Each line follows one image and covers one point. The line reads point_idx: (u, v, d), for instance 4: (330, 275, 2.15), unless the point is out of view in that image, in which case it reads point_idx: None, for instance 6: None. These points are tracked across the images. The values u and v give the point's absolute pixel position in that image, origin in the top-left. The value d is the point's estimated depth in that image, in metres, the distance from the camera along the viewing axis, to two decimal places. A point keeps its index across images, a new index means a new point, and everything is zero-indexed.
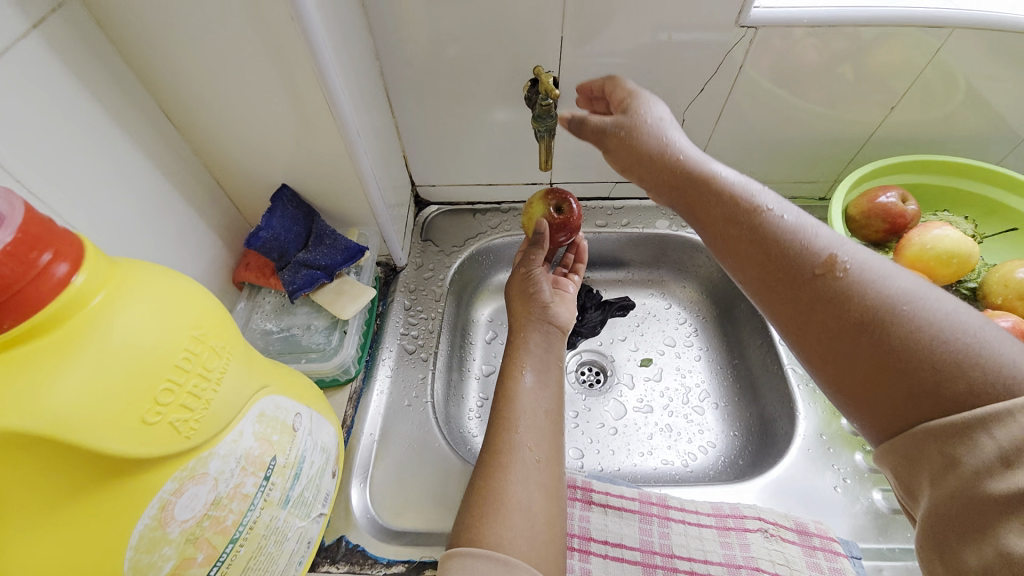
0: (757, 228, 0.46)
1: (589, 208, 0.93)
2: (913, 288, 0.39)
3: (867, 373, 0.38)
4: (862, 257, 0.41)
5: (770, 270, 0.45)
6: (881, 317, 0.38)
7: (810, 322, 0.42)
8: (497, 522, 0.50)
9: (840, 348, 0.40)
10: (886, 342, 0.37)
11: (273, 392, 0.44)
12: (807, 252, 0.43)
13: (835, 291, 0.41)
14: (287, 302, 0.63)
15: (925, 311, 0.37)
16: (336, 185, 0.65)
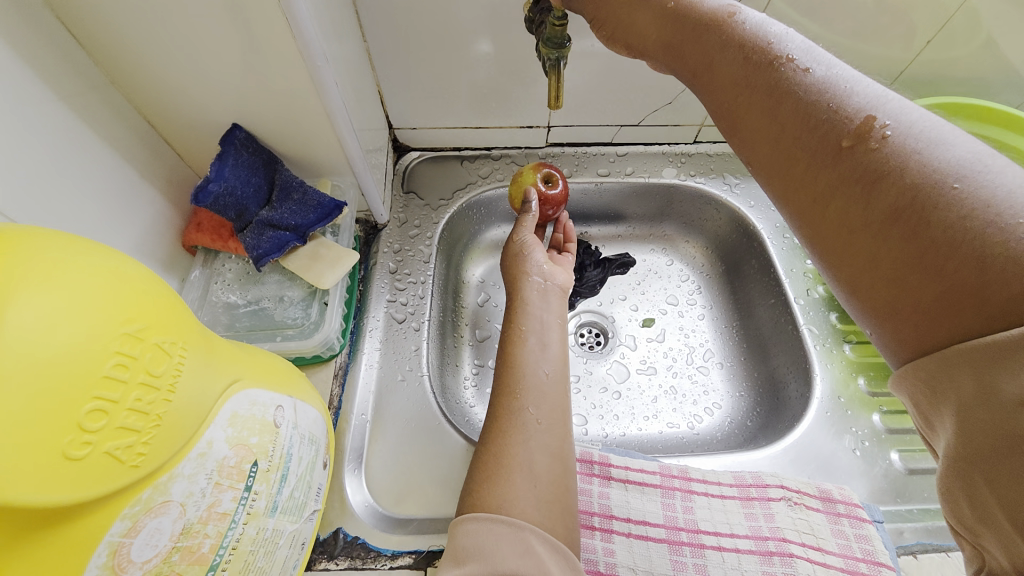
0: (780, 91, 0.35)
1: (589, 155, 0.84)
2: (974, 157, 0.28)
3: (893, 264, 0.30)
4: (911, 115, 0.31)
5: (787, 140, 0.35)
6: (918, 196, 0.29)
7: (826, 203, 0.33)
8: (503, 492, 0.46)
9: (864, 229, 0.31)
10: (924, 221, 0.28)
11: (247, 385, 0.35)
12: (838, 112, 0.32)
13: (866, 163, 0.31)
14: (253, 271, 0.53)
15: (985, 186, 0.27)
16: (301, 127, 0.53)
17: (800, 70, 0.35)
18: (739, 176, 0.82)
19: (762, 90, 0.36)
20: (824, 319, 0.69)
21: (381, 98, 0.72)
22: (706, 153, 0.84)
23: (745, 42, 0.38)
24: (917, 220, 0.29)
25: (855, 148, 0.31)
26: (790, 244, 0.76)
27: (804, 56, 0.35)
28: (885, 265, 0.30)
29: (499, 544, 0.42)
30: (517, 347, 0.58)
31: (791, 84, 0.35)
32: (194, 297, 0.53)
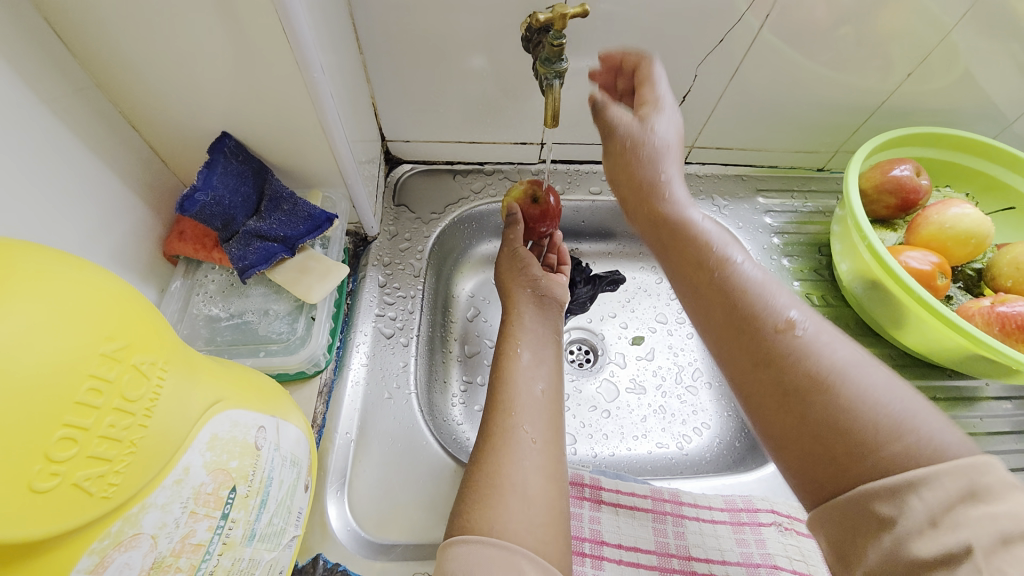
0: (736, 278, 0.42)
1: (581, 172, 0.84)
2: (854, 359, 0.36)
3: (813, 419, 0.35)
4: (844, 352, 0.36)
5: (735, 312, 0.40)
6: (807, 388, 0.35)
7: (758, 369, 0.38)
8: (496, 514, 0.45)
9: (793, 411, 0.35)
10: (844, 414, 0.34)
11: (228, 406, 0.34)
12: (753, 292, 0.41)
13: (774, 347, 0.38)
14: (237, 282, 0.51)
15: (855, 390, 0.34)
16: (294, 137, 0.52)
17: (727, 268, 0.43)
18: (727, 198, 0.84)
19: (721, 323, 0.41)
20: None
21: (375, 110, 0.71)
22: (695, 174, 0.86)
23: (696, 234, 0.46)
24: (841, 416, 0.34)
25: (792, 362, 0.37)
26: (777, 266, 0.78)
27: (737, 259, 0.43)
28: (807, 405, 0.35)
29: (491, 567, 0.41)
30: (509, 364, 0.58)
31: (748, 284, 0.41)
32: (173, 310, 0.50)
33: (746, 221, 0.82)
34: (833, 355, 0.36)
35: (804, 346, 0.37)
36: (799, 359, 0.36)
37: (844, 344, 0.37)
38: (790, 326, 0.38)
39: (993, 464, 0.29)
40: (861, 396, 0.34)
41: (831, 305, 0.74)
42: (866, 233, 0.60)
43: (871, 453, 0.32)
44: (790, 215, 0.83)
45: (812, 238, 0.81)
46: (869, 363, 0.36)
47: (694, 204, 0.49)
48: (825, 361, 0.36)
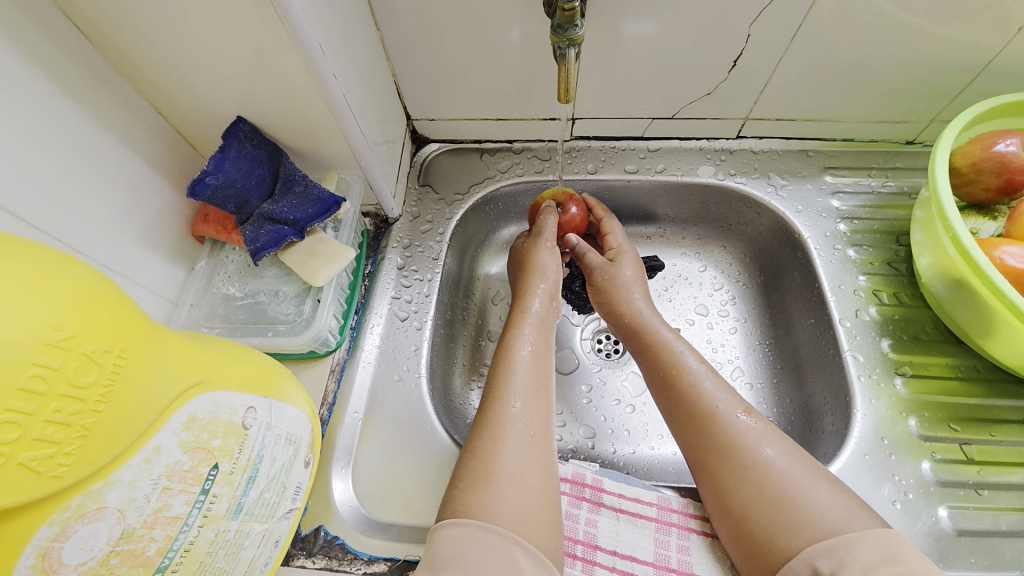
0: (695, 383, 0.51)
1: (617, 149, 0.78)
2: (803, 477, 0.43)
3: (734, 497, 0.45)
4: (778, 447, 0.45)
5: (694, 408, 0.50)
6: (766, 521, 0.42)
7: (703, 459, 0.48)
8: (490, 500, 0.43)
9: (726, 492, 0.45)
10: (770, 505, 0.42)
11: (212, 387, 0.35)
12: (722, 431, 0.47)
13: (733, 469, 0.45)
14: (251, 264, 0.53)
15: (779, 474, 0.43)
16: (304, 118, 0.53)
17: (695, 384, 0.51)
18: (787, 176, 0.74)
19: (684, 408, 0.50)
20: (874, 345, 0.60)
21: (398, 89, 0.69)
22: (750, 149, 0.75)
23: (672, 356, 0.54)
24: (772, 516, 0.42)
25: (730, 449, 0.46)
26: (842, 257, 0.67)
27: (717, 395, 0.50)
28: (734, 486, 0.45)
29: (484, 554, 0.40)
30: (510, 352, 0.56)
31: (701, 385, 0.51)
32: (195, 288, 0.55)
33: (808, 204, 0.71)
34: (765, 452, 0.45)
35: (740, 435, 0.46)
36: (732, 446, 0.46)
37: (775, 439, 0.46)
38: (733, 426, 0.47)
39: (895, 535, 0.38)
40: (785, 489, 0.42)
41: (903, 304, 0.63)
42: (951, 223, 0.51)
43: (794, 535, 0.40)
44: (864, 197, 0.71)
45: (888, 224, 0.69)
46: (798, 457, 0.45)
47: (668, 328, 0.58)
48: (791, 504, 0.42)
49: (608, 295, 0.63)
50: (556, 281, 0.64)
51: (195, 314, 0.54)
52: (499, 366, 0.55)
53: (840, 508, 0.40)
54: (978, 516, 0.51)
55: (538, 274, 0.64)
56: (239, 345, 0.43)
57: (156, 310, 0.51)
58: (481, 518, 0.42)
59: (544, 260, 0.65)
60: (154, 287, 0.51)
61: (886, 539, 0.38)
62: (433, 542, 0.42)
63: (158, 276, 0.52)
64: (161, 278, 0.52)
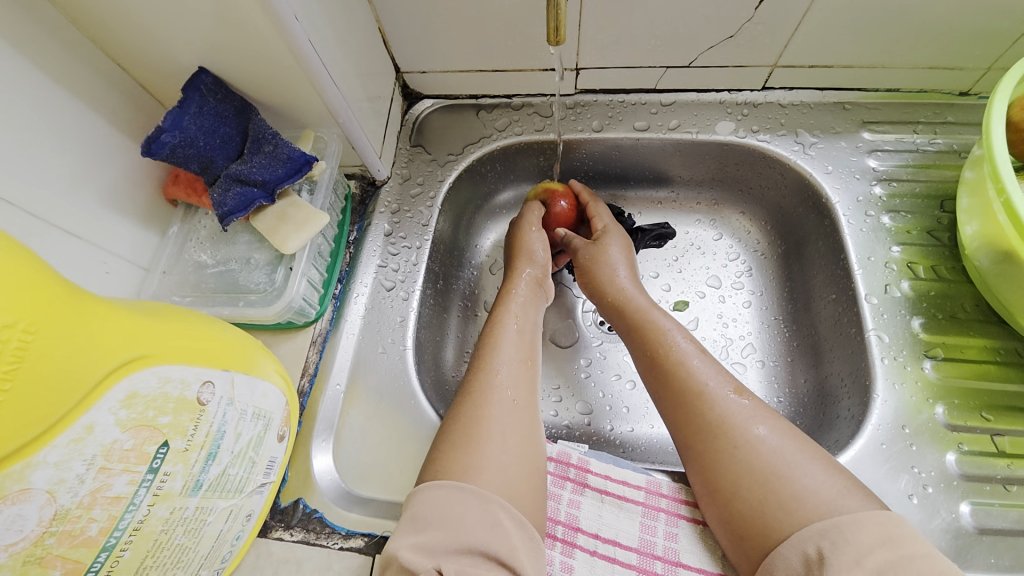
0: (683, 361, 0.47)
1: (626, 104, 0.70)
2: (794, 456, 0.39)
3: (722, 477, 0.41)
4: (771, 425, 0.41)
5: (683, 387, 0.45)
6: (759, 506, 0.38)
7: (691, 442, 0.44)
8: (474, 459, 0.42)
9: (715, 473, 0.41)
10: (761, 483, 0.39)
11: (156, 362, 0.33)
12: (708, 409, 0.43)
13: (720, 450, 0.41)
14: (222, 230, 0.50)
15: (766, 454, 0.39)
16: (273, 71, 0.48)
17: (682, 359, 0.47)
18: (819, 133, 0.65)
19: (672, 388, 0.46)
20: (904, 325, 0.54)
21: (384, 37, 0.63)
22: (777, 102, 0.67)
23: (657, 331, 0.50)
24: (763, 495, 0.38)
25: (718, 430, 0.42)
26: (874, 225, 0.60)
27: (709, 378, 0.45)
28: (723, 466, 0.41)
29: (466, 512, 0.38)
30: (497, 327, 0.53)
31: (690, 363, 0.47)
32: (168, 254, 0.53)
33: (839, 164, 0.63)
34: (757, 431, 0.41)
35: (730, 415, 0.42)
36: (720, 427, 0.42)
37: (766, 417, 0.42)
38: (722, 405, 0.43)
39: (894, 517, 0.35)
40: (778, 466, 0.39)
41: (942, 279, 0.56)
42: (1005, 185, 0.45)
43: (785, 516, 0.37)
44: (906, 156, 0.63)
45: (933, 187, 0.61)
46: (791, 435, 0.41)
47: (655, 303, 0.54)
48: (783, 487, 0.38)
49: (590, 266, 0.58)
50: (544, 266, 0.61)
51: (170, 281, 0.52)
52: (485, 339, 0.52)
53: (835, 486, 0.37)
54: (1002, 514, 0.46)
55: (524, 257, 0.61)
56: (202, 316, 0.41)
57: (128, 277, 0.50)
58: (460, 478, 0.40)
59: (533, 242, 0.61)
60: (125, 254, 0.50)
61: (885, 522, 0.34)
62: (411, 505, 0.40)
63: (129, 242, 0.50)
64: (132, 244, 0.51)
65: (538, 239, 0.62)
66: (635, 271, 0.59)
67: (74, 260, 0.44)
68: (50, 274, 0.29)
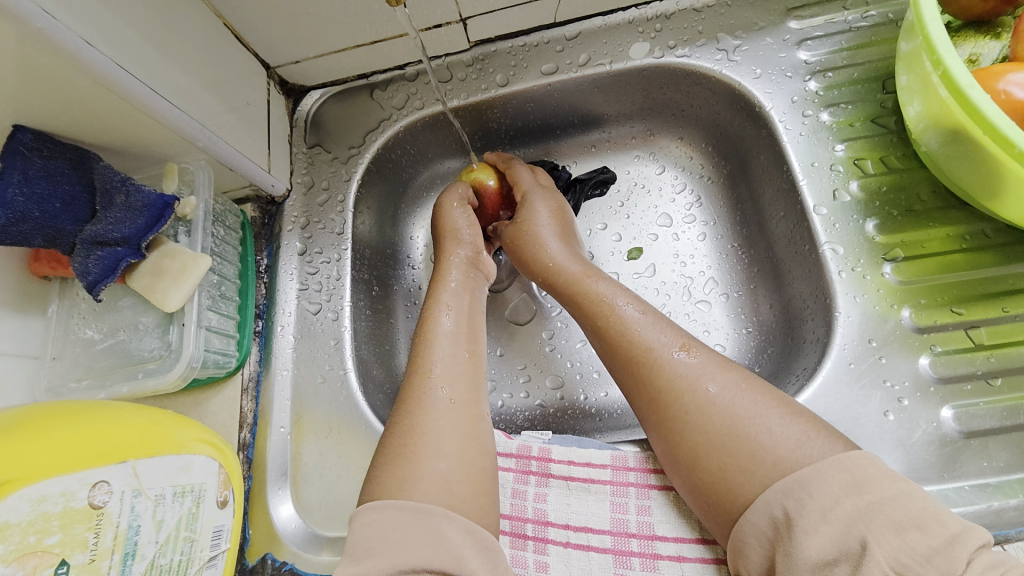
0: (627, 328, 0.43)
1: (529, 47, 0.62)
2: (752, 409, 0.36)
3: (684, 443, 0.38)
4: (723, 380, 0.38)
5: (630, 355, 0.42)
6: (725, 471, 0.35)
7: (644, 412, 0.41)
8: (407, 474, 0.38)
9: (673, 442, 0.38)
10: (717, 447, 0.36)
11: (21, 485, 0.31)
12: (662, 375, 0.40)
13: (681, 419, 0.38)
14: (98, 300, 0.45)
15: (726, 415, 0.36)
16: (94, 109, 0.41)
17: (630, 326, 0.43)
18: (742, 33, 0.58)
19: (620, 359, 0.42)
20: (858, 230, 0.50)
21: (234, 34, 0.54)
22: (692, 8, 0.60)
23: (598, 301, 0.46)
24: (722, 460, 0.36)
25: (668, 397, 0.39)
26: (815, 125, 0.54)
27: (659, 341, 0.41)
28: (679, 435, 0.38)
29: (406, 533, 0.35)
30: (428, 324, 0.47)
31: (634, 328, 0.43)
32: (56, 337, 0.48)
33: (768, 65, 0.57)
34: (707, 389, 0.38)
35: (678, 378, 0.39)
36: (668, 394, 0.39)
37: (720, 371, 0.39)
38: (670, 368, 0.40)
39: (859, 456, 0.32)
40: (733, 426, 0.36)
41: (893, 170, 0.52)
42: (940, 56, 0.39)
43: (746, 478, 0.34)
44: (839, 39, 0.56)
45: (873, 68, 0.55)
46: (743, 384, 0.38)
47: (594, 268, 0.50)
48: (747, 447, 0.35)
49: (519, 243, 0.54)
50: (474, 244, 0.54)
51: (64, 367, 0.48)
52: (417, 340, 0.46)
53: (794, 436, 0.34)
54: (989, 412, 0.44)
55: (453, 238, 0.54)
56: (98, 413, 0.38)
57: (17, 373, 0.45)
58: (398, 496, 0.37)
59: (457, 221, 0.55)
60: (6, 349, 0.45)
61: (848, 464, 0.32)
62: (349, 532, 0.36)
63: (6, 335, 0.45)
64: (11, 336, 0.46)
65: (462, 216, 0.55)
66: (568, 241, 0.53)
67: None
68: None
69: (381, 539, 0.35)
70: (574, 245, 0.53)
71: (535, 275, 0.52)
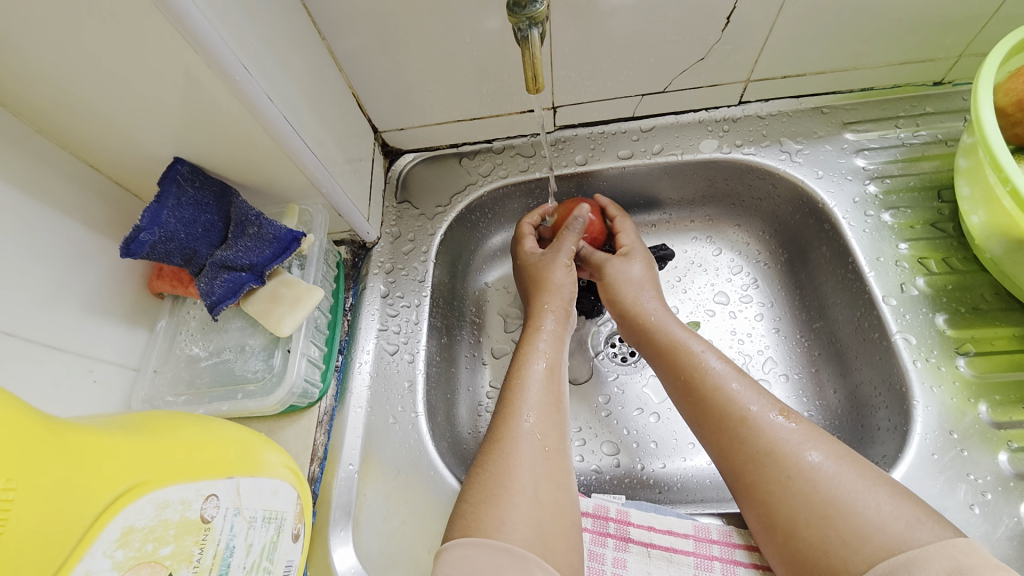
0: (721, 384, 0.45)
1: (607, 134, 0.70)
2: (852, 479, 0.37)
3: (780, 509, 0.39)
4: (825, 452, 0.39)
5: (723, 413, 0.44)
6: (826, 544, 0.36)
7: (737, 472, 0.42)
8: (503, 514, 0.39)
9: (767, 506, 0.40)
10: (820, 517, 0.37)
11: (153, 488, 0.30)
12: (758, 436, 0.41)
13: (781, 480, 0.39)
14: (212, 319, 0.50)
15: (825, 488, 0.37)
16: (248, 150, 0.47)
17: (726, 384, 0.45)
18: (802, 139, 0.65)
19: (712, 416, 0.45)
20: (928, 322, 0.54)
21: (358, 101, 0.62)
22: (756, 114, 0.67)
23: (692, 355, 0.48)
24: (824, 532, 0.36)
25: (769, 457, 0.40)
26: (877, 223, 0.59)
27: (754, 402, 0.43)
28: (778, 500, 0.39)
29: (499, 574, 0.35)
30: (524, 366, 0.50)
31: (728, 386, 0.45)
32: (158, 351, 0.51)
33: (829, 168, 0.63)
34: (809, 458, 0.39)
35: (779, 440, 0.41)
36: (768, 454, 0.40)
37: (819, 440, 0.40)
38: (767, 431, 0.41)
39: (963, 545, 0.32)
40: (837, 498, 0.37)
41: (956, 271, 0.56)
42: (1007, 174, 0.44)
43: (850, 554, 0.35)
44: (891, 152, 0.63)
45: (925, 179, 0.61)
46: (847, 459, 0.39)
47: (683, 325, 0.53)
48: (850, 522, 0.35)
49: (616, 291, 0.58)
50: (572, 297, 0.58)
51: (163, 380, 0.49)
52: (511, 381, 0.49)
53: (903, 515, 0.35)
54: None
55: (547, 290, 0.58)
56: (195, 422, 0.38)
57: (118, 381, 0.47)
58: (494, 536, 0.38)
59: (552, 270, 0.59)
60: (114, 357, 0.47)
61: (949, 550, 0.32)
62: (438, 565, 0.37)
63: (117, 343, 0.48)
64: (120, 345, 0.48)
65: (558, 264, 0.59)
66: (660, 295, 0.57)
67: (59, 374, 0.41)
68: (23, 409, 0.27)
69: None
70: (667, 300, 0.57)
71: (628, 326, 0.56)
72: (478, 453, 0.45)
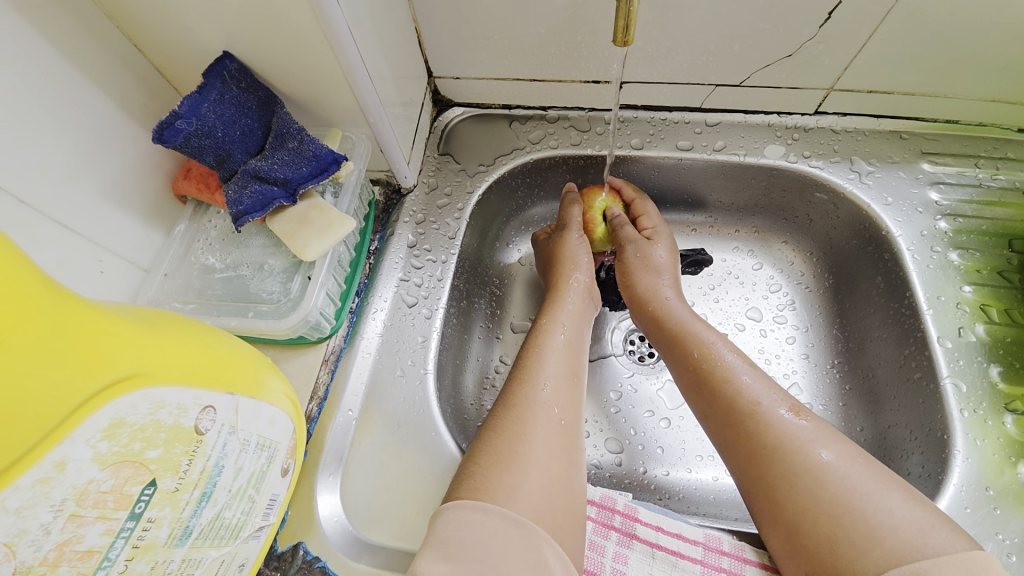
0: (733, 377, 0.45)
1: (669, 122, 0.66)
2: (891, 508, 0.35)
3: (786, 503, 0.39)
4: (836, 450, 0.39)
5: (732, 406, 0.44)
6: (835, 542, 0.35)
7: (745, 465, 0.42)
8: (517, 483, 0.37)
9: (773, 499, 0.39)
10: (828, 517, 0.36)
11: (151, 384, 0.28)
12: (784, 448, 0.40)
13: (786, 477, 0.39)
14: (236, 232, 0.48)
15: (840, 490, 0.37)
16: (303, 60, 0.43)
17: (734, 377, 0.45)
18: (875, 162, 0.61)
19: (721, 409, 0.45)
20: (981, 372, 0.51)
21: (420, 38, 0.58)
22: (830, 128, 0.63)
23: (701, 351, 0.49)
24: (831, 531, 0.36)
25: (776, 454, 0.40)
26: (942, 262, 0.56)
27: (767, 399, 0.43)
28: (784, 495, 0.39)
29: (508, 547, 0.33)
30: (543, 337, 0.49)
31: (740, 379, 0.45)
32: (172, 256, 0.48)
33: (900, 196, 0.59)
34: (820, 455, 0.39)
35: (788, 437, 0.40)
36: (777, 450, 0.40)
37: (829, 439, 0.40)
38: (779, 427, 0.41)
39: (980, 558, 0.32)
40: (845, 498, 0.36)
41: (1017, 324, 0.53)
42: None
43: (859, 556, 0.34)
44: (967, 192, 0.59)
45: (999, 224, 0.58)
46: (855, 456, 0.39)
47: (697, 318, 0.53)
48: (861, 524, 0.35)
49: (632, 274, 0.59)
50: (591, 273, 0.58)
51: (172, 286, 0.47)
52: (529, 349, 0.48)
53: (917, 522, 0.34)
54: None
55: (579, 269, 0.57)
56: (204, 329, 0.35)
57: (126, 277, 0.45)
58: (504, 504, 0.36)
59: (580, 253, 0.58)
60: (126, 253, 0.45)
61: (965, 563, 0.32)
62: (438, 524, 0.35)
63: (131, 240, 0.45)
64: (134, 242, 0.45)
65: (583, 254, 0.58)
66: (678, 286, 0.59)
67: (63, 257, 0.39)
68: (33, 272, 0.25)
69: (482, 546, 0.33)
70: (681, 291, 0.58)
71: (649, 319, 0.56)
72: (490, 418, 0.42)
